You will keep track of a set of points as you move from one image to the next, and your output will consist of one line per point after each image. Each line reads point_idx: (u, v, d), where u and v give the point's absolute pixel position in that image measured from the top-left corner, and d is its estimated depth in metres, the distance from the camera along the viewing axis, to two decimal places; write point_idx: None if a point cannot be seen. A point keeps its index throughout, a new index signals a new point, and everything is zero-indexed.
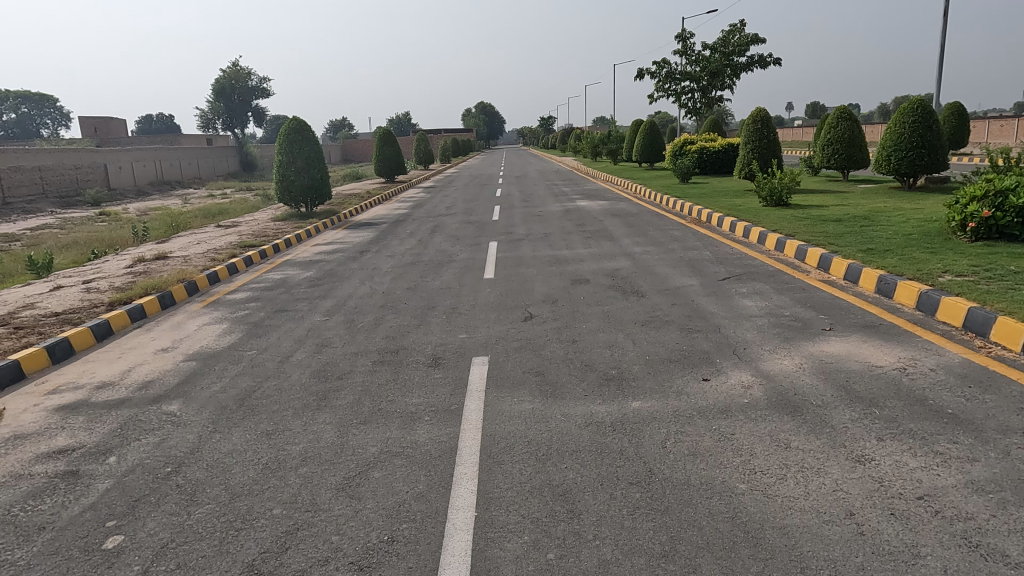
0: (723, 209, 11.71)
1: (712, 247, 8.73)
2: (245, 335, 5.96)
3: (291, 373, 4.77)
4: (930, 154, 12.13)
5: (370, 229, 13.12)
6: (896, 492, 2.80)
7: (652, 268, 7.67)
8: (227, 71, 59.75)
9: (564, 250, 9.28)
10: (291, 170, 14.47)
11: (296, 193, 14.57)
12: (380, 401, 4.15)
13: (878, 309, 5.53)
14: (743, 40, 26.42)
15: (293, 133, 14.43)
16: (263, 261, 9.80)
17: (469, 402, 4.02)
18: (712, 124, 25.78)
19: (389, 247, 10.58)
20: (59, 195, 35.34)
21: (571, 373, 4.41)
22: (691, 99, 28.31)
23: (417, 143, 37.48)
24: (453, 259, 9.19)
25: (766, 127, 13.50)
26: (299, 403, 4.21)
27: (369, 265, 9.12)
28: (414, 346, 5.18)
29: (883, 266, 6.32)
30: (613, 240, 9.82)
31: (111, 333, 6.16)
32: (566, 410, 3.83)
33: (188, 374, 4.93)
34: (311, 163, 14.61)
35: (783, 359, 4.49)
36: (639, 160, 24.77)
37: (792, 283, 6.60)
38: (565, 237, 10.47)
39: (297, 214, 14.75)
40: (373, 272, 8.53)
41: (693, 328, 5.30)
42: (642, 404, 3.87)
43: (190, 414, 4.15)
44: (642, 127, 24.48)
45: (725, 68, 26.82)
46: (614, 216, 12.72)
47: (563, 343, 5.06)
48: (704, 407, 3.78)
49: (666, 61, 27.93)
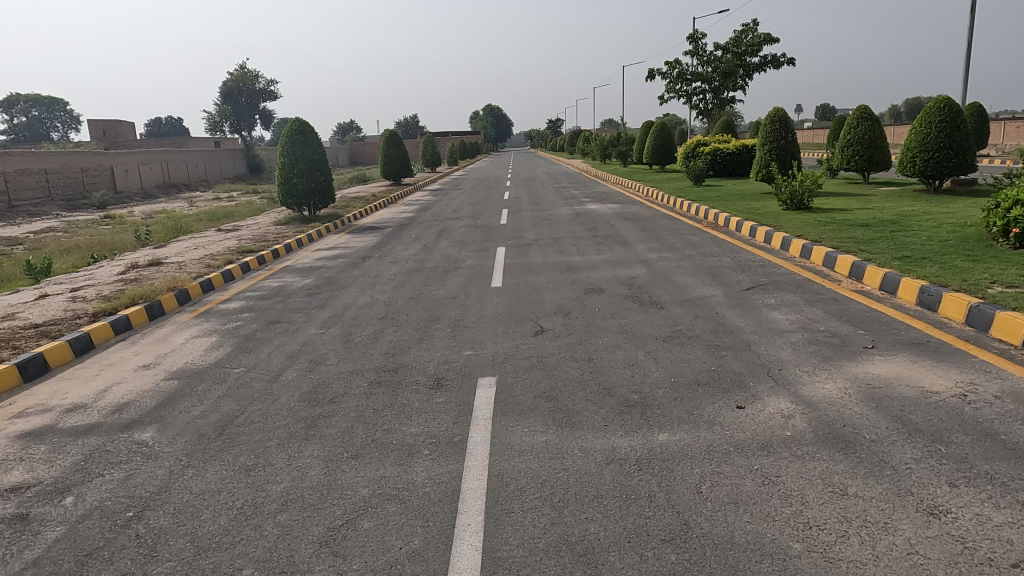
0: (742, 213, 11.21)
1: (732, 254, 8.24)
2: (234, 350, 5.55)
3: (279, 396, 4.34)
4: (958, 156, 11.60)
5: (374, 233, 12.72)
6: (985, 558, 2.33)
7: (669, 277, 7.21)
8: (235, 74, 59.92)
9: (576, 256, 8.82)
10: (294, 174, 14.07)
11: (299, 196, 14.19)
12: (375, 431, 3.70)
13: (923, 324, 5.05)
14: (756, 40, 25.85)
15: (295, 135, 14.05)
16: (261, 267, 9.39)
17: (474, 432, 3.58)
18: (723, 125, 25.28)
19: (393, 253, 10.16)
20: (66, 199, 35.35)
21: (588, 399, 3.95)
22: (703, 99, 27.75)
23: (425, 146, 37.20)
24: (459, 266, 8.75)
25: (785, 127, 13.04)
26: (284, 432, 3.77)
27: (371, 272, 8.69)
28: (415, 365, 4.74)
29: (923, 275, 5.83)
30: (627, 245, 9.34)
31: (92, 347, 5.75)
32: (585, 444, 3.37)
33: (167, 396, 4.50)
34: (315, 164, 14.21)
35: (825, 383, 4.02)
36: (650, 161, 24.28)
37: (824, 293, 6.11)
38: (577, 242, 10.01)
39: (299, 217, 14.35)
40: (375, 280, 8.10)
41: (720, 345, 4.84)
42: (670, 437, 3.40)
43: (163, 444, 3.72)
44: (653, 129, 23.96)
45: (738, 69, 26.31)
46: (627, 220, 12.23)
47: (577, 363, 4.60)
48: (742, 441, 3.32)
49: (677, 61, 27.44)
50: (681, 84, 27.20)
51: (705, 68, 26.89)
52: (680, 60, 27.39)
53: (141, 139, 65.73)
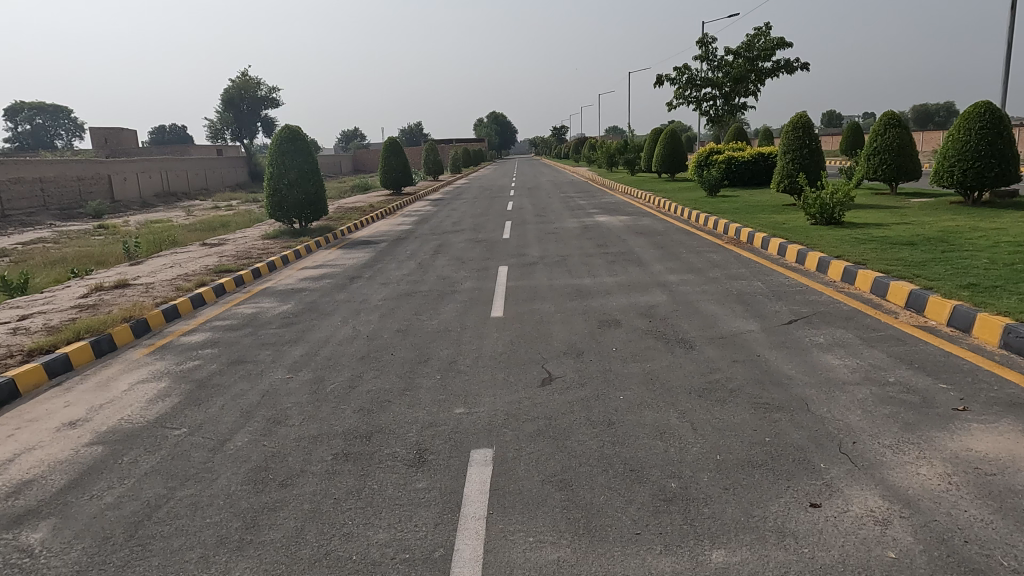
0: (766, 228, 10.30)
1: (763, 277, 7.32)
2: (184, 400, 4.67)
3: (220, 475, 3.43)
4: (1000, 165, 10.67)
5: (367, 249, 11.83)
6: None
7: (695, 306, 6.29)
8: (237, 81, 59.36)
9: (586, 278, 7.92)
10: (283, 184, 13.23)
11: (289, 208, 13.35)
12: (331, 538, 2.79)
13: (1017, 374, 4.12)
14: (769, 44, 25.00)
15: (285, 143, 13.22)
16: (238, 289, 8.51)
17: (461, 545, 2.66)
18: (734, 132, 24.40)
19: (385, 272, 9.27)
20: (61, 208, 34.64)
21: (612, 488, 3.04)
22: (713, 106, 26.88)
23: (427, 154, 36.43)
24: (456, 289, 7.85)
25: (808, 135, 12.20)
26: (213, 536, 2.87)
27: (358, 296, 7.79)
28: (394, 429, 3.83)
29: (1003, 309, 4.91)
30: (642, 266, 8.43)
31: (17, 396, 4.86)
32: (611, 571, 2.45)
33: (83, 471, 3.60)
34: (305, 174, 13.39)
35: (918, 466, 3.10)
36: (659, 170, 23.39)
37: (882, 330, 5.18)
38: (586, 260, 9.11)
39: (289, 231, 13.49)
40: (360, 307, 7.20)
41: (772, 403, 3.92)
42: (728, 558, 2.48)
43: (52, 554, 2.81)
44: (662, 136, 23.08)
45: (749, 74, 25.47)
46: (640, 235, 11.32)
47: (594, 428, 3.70)
48: (829, 569, 2.39)
49: (686, 66, 26.61)
50: (690, 91, 26.37)
51: (715, 73, 26.04)
52: (690, 65, 26.58)
53: (142, 146, 65.23)
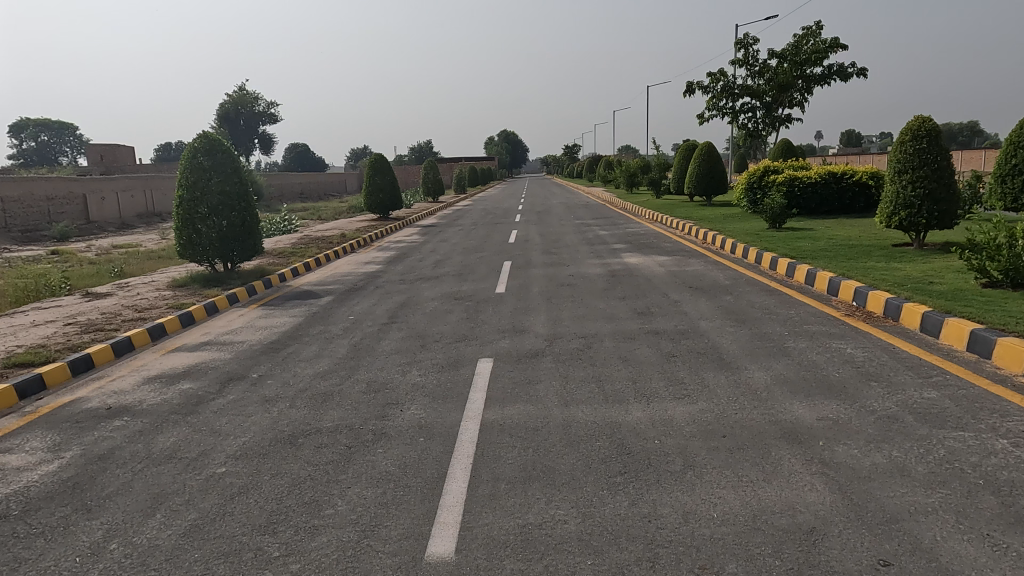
0: (904, 288, 6.55)
1: (1006, 427, 3.56)
2: None
3: None
4: None
5: (298, 308, 8.18)
6: None
7: (925, 545, 2.57)
8: (233, 95, 56.58)
9: (635, 406, 4.21)
10: (196, 213, 9.67)
11: (207, 247, 9.79)
12: None
13: None
14: (820, 46, 21.41)
15: (199, 158, 9.72)
16: (15, 408, 4.85)
17: None
18: (781, 149, 20.66)
19: (291, 367, 5.59)
20: (25, 231, 31.37)
21: None
22: (752, 119, 23.27)
23: (427, 172, 33.09)
24: (389, 424, 4.15)
25: (936, 147, 8.47)
26: None
27: (202, 439, 4.10)
28: None
29: None
30: (730, 374, 4.71)
31: None
32: None
33: None
34: (229, 198, 9.87)
35: None
36: (691, 192, 19.72)
37: None
38: (626, 353, 5.39)
39: (207, 277, 9.88)
40: (179, 482, 3.50)
41: None
42: None
43: None
44: (696, 152, 19.42)
45: (796, 81, 21.89)
46: (698, 293, 7.61)
47: None
48: None
49: (721, 72, 23.10)
50: (726, 100, 22.82)
51: (755, 80, 22.47)
52: (725, 71, 23.06)
53: (138, 164, 62.52)
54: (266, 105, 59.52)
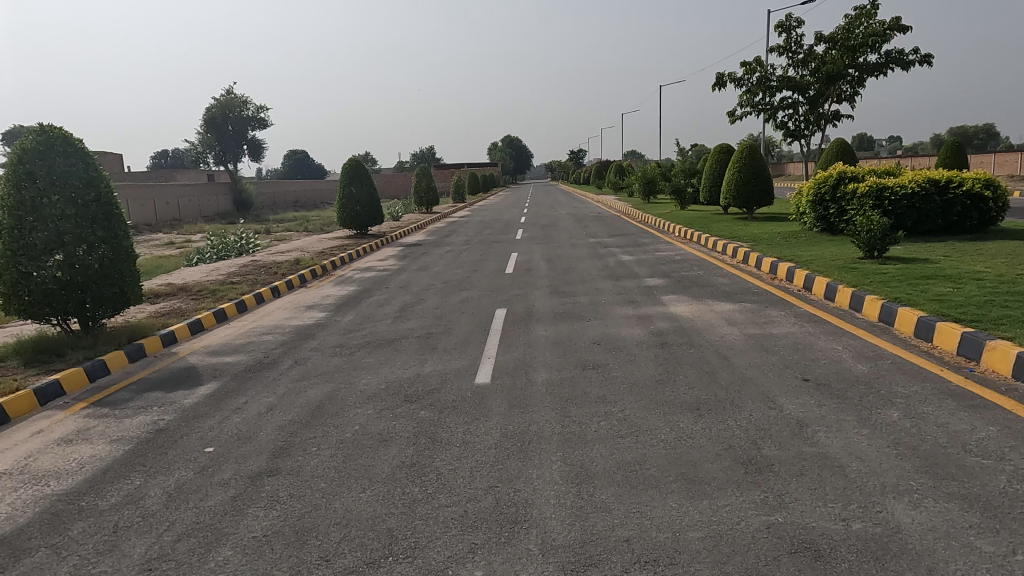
0: None
1: None
2: None
3: None
4: None
5: (141, 417, 4.86)
6: None
7: None
8: (219, 99, 53.50)
9: None
10: (28, 249, 6.35)
11: (49, 297, 6.46)
12: None
13: None
14: (877, 29, 18.10)
15: (26, 166, 6.43)
16: None
17: None
18: (835, 151, 17.31)
19: None
20: None
21: None
22: (792, 117, 19.99)
23: (419, 181, 29.90)
24: None
25: None
26: None
27: None
28: None
29: None
30: None
31: None
32: None
33: None
34: (81, 223, 6.57)
35: None
36: (728, 203, 16.41)
37: None
38: None
39: (50, 341, 6.55)
40: None
41: None
42: None
43: None
44: (734, 155, 16.06)
45: (847, 70, 18.54)
46: (831, 403, 4.27)
47: None
48: None
49: (757, 62, 19.81)
50: (763, 94, 19.55)
51: (798, 71, 19.20)
52: (762, 61, 19.77)
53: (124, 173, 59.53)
54: (255, 109, 56.39)
